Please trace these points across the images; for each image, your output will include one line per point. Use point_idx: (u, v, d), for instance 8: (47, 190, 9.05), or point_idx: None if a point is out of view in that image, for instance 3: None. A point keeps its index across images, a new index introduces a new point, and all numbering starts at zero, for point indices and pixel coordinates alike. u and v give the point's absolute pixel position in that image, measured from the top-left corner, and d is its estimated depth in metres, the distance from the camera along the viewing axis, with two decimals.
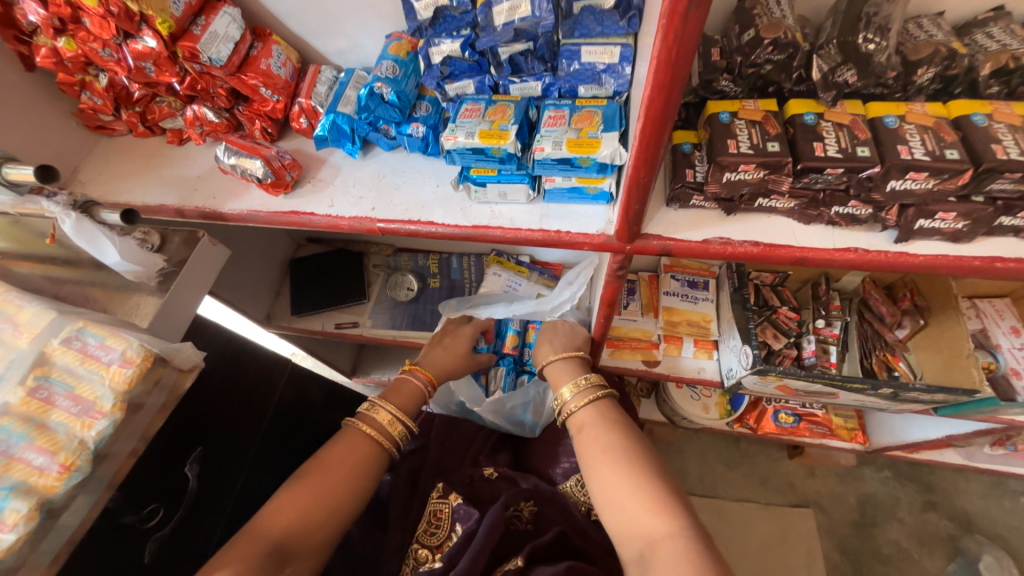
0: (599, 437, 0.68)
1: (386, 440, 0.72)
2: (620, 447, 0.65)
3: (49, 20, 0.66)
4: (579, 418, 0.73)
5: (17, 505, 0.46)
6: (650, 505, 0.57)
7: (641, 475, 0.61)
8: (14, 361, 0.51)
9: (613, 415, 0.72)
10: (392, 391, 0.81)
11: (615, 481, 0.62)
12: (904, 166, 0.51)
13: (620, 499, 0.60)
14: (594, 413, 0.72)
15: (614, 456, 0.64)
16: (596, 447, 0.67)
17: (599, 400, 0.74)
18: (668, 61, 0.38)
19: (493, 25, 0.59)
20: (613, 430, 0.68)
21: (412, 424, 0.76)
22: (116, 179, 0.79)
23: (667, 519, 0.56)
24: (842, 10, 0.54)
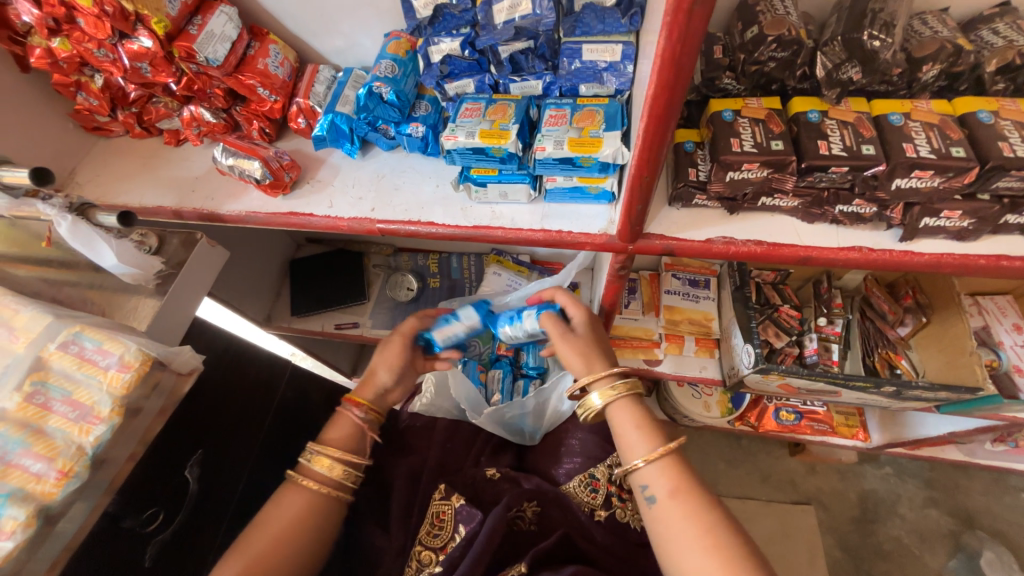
0: (694, 507, 0.55)
1: (325, 488, 0.67)
2: (727, 533, 0.53)
3: (42, 20, 0.65)
4: (658, 479, 0.59)
5: (14, 513, 0.46)
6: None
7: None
8: (10, 366, 0.51)
9: (697, 478, 0.59)
10: (331, 427, 0.73)
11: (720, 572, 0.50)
12: (910, 163, 0.50)
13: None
14: (681, 475, 0.58)
15: (723, 546, 0.51)
16: (696, 525, 0.53)
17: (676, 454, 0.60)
18: (673, 59, 0.37)
19: (493, 23, 0.58)
20: (708, 502, 0.56)
21: (339, 458, 0.69)
22: (114, 181, 0.78)
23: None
24: (846, 7, 0.53)
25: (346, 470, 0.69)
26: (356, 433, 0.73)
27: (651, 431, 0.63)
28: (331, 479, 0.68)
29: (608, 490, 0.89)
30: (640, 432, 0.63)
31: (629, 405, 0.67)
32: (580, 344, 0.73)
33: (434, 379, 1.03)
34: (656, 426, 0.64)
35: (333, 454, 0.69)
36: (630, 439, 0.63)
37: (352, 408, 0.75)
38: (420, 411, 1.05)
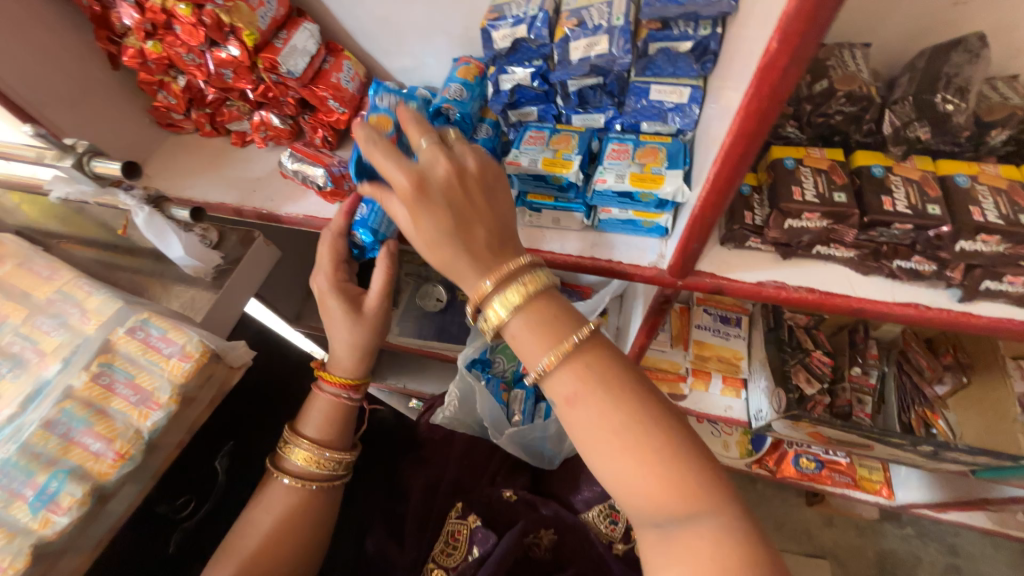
0: (598, 408, 0.44)
1: (303, 481, 0.70)
2: (637, 427, 0.43)
3: (141, 24, 0.70)
4: (557, 382, 0.46)
5: (72, 490, 0.47)
6: (681, 495, 0.41)
7: (672, 464, 0.42)
8: (80, 346, 0.54)
9: (608, 364, 0.46)
10: (310, 414, 0.73)
11: (629, 466, 0.43)
12: (976, 227, 0.51)
13: (642, 488, 0.42)
14: (583, 373, 0.45)
15: (632, 446, 0.43)
16: (601, 426, 0.44)
17: (581, 345, 0.46)
18: (756, 111, 0.38)
19: (568, 59, 0.59)
20: (617, 394, 0.44)
21: (309, 449, 0.70)
22: (179, 176, 0.82)
23: (703, 502, 0.41)
24: (919, 68, 0.55)
25: (324, 463, 0.71)
26: (335, 420, 0.73)
27: (552, 323, 0.47)
28: (313, 471, 0.71)
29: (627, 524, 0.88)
30: (539, 334, 0.47)
31: (541, 308, 0.48)
32: (438, 239, 0.48)
33: (459, 393, 1.02)
34: (565, 315, 0.48)
35: (305, 446, 0.70)
36: (526, 341, 0.47)
37: (338, 389, 0.72)
38: (441, 423, 1.02)
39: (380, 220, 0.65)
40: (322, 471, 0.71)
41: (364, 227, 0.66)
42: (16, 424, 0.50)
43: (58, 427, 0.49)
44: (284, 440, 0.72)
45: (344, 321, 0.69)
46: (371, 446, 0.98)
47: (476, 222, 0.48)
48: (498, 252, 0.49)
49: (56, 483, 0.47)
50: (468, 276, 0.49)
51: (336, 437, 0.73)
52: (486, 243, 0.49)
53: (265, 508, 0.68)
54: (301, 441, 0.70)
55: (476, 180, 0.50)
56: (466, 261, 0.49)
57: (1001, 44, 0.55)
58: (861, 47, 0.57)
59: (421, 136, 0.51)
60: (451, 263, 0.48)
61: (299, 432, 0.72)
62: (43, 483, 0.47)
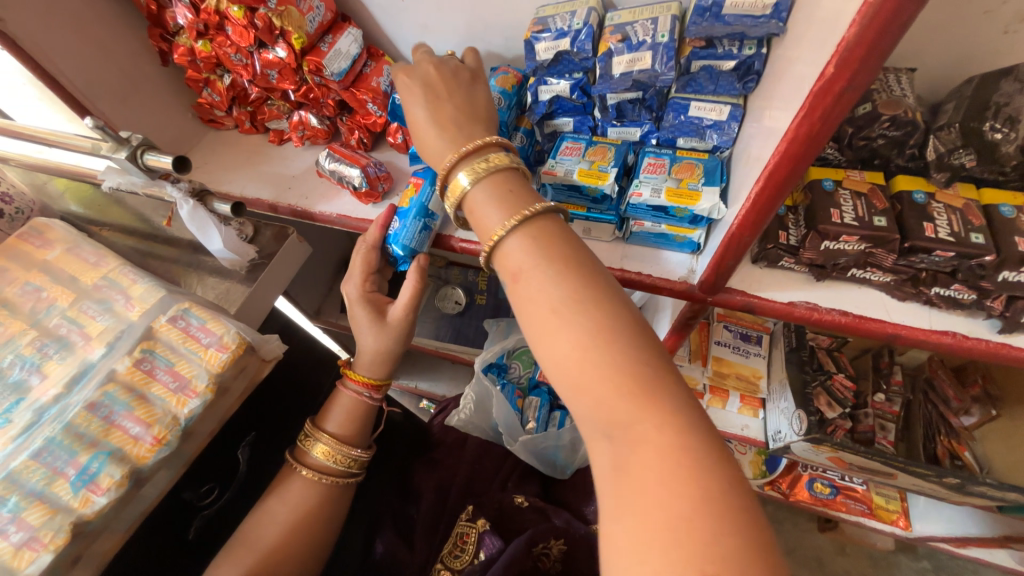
0: (542, 284, 0.42)
1: (319, 473, 0.70)
2: (574, 303, 0.40)
3: (195, 24, 0.72)
4: (509, 252, 0.45)
5: (111, 471, 0.49)
6: (617, 389, 0.37)
7: (609, 350, 0.38)
8: (124, 332, 0.55)
9: (561, 243, 0.44)
10: (333, 410, 0.74)
11: (567, 346, 0.39)
12: (1021, 258, 0.50)
13: (579, 377, 0.39)
14: (532, 243, 0.44)
15: (569, 324, 0.39)
16: (540, 301, 0.42)
17: (534, 220, 0.46)
18: (806, 134, 0.38)
19: (611, 74, 0.59)
20: (563, 273, 0.42)
21: (327, 441, 0.71)
22: (217, 171, 0.85)
23: (647, 407, 0.36)
24: (967, 96, 0.54)
25: (342, 458, 0.71)
26: (356, 419, 0.74)
27: (509, 196, 0.48)
28: (330, 466, 0.71)
29: None
30: (496, 204, 0.48)
31: (500, 185, 0.49)
32: (414, 113, 0.56)
33: (475, 396, 1.10)
34: (523, 193, 0.48)
35: (325, 440, 0.71)
36: (483, 212, 0.49)
37: (361, 389, 0.73)
38: (455, 426, 1.07)
39: (410, 233, 0.68)
40: (338, 467, 0.71)
41: (397, 242, 0.68)
42: (61, 404, 0.51)
43: (101, 410, 0.51)
44: (304, 433, 0.73)
45: (369, 329, 0.69)
46: (386, 444, 0.99)
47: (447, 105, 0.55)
48: (466, 132, 0.54)
49: (97, 464, 0.49)
50: (439, 153, 0.54)
51: (355, 435, 0.74)
52: (453, 117, 0.55)
53: (283, 498, 0.68)
54: (322, 433, 0.71)
55: (455, 77, 0.58)
56: (437, 137, 0.54)
57: None
58: (906, 73, 0.57)
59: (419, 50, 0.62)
60: (421, 132, 0.55)
61: (320, 427, 0.73)
62: (85, 464, 0.48)
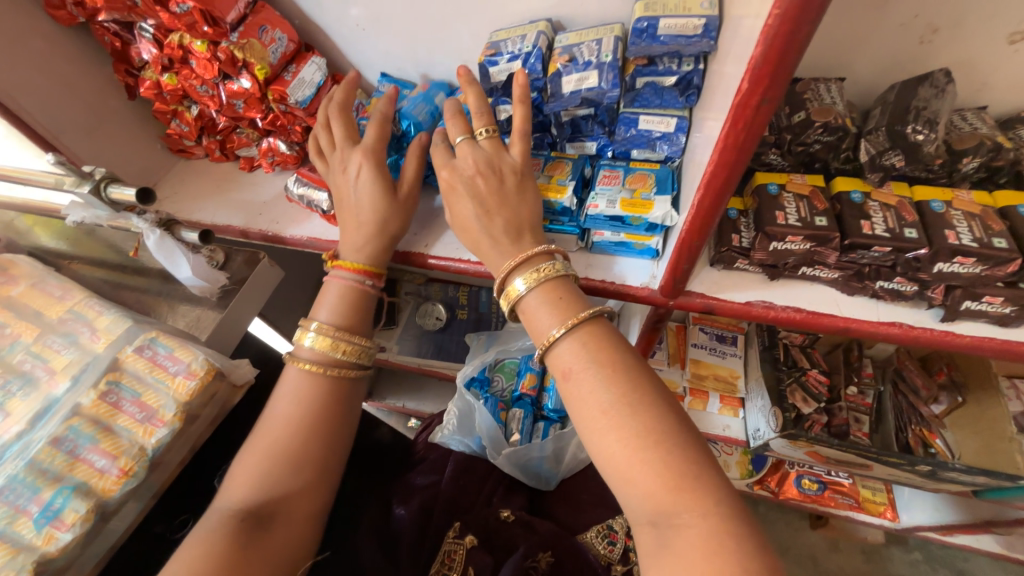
0: (594, 389, 0.45)
1: (320, 365, 0.61)
2: (624, 407, 0.44)
3: (159, 58, 0.74)
4: (560, 355, 0.49)
5: (77, 506, 0.48)
6: (664, 484, 0.41)
7: (659, 453, 0.41)
8: (89, 365, 0.55)
9: (608, 345, 0.48)
10: (326, 301, 0.65)
11: (617, 446, 0.43)
12: (952, 249, 0.52)
13: (629, 475, 0.42)
14: (585, 352, 0.47)
15: (618, 424, 0.43)
16: (590, 403, 0.45)
17: (584, 324, 0.49)
18: (735, 142, 0.40)
19: (561, 92, 0.62)
20: (614, 377, 0.45)
21: (326, 330, 0.62)
22: (188, 199, 0.85)
23: (690, 499, 0.40)
24: (891, 101, 0.58)
25: (346, 348, 0.62)
26: (354, 308, 0.65)
27: (561, 302, 0.50)
28: (327, 359, 0.62)
29: (625, 544, 0.87)
30: (551, 309, 0.50)
31: (550, 289, 0.51)
32: (467, 221, 0.56)
33: (458, 411, 1.11)
34: (572, 298, 0.51)
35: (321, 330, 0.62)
36: (535, 315, 0.51)
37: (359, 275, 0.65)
38: (439, 442, 1.05)
39: (416, 109, 0.73)
40: (345, 355, 0.62)
41: (407, 116, 0.72)
42: (24, 441, 0.51)
43: (64, 444, 0.51)
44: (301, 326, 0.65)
45: (376, 197, 0.65)
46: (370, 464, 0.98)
47: (499, 213, 0.55)
48: (518, 242, 0.55)
49: (61, 500, 0.48)
50: (492, 256, 0.55)
51: (352, 323, 0.64)
52: (505, 230, 0.55)
53: (289, 399, 0.60)
54: (315, 323, 0.62)
55: (505, 175, 0.57)
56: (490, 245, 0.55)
57: (968, 79, 0.59)
58: (836, 82, 0.61)
59: (460, 132, 0.60)
60: (475, 240, 0.56)
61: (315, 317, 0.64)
62: (48, 500, 0.48)
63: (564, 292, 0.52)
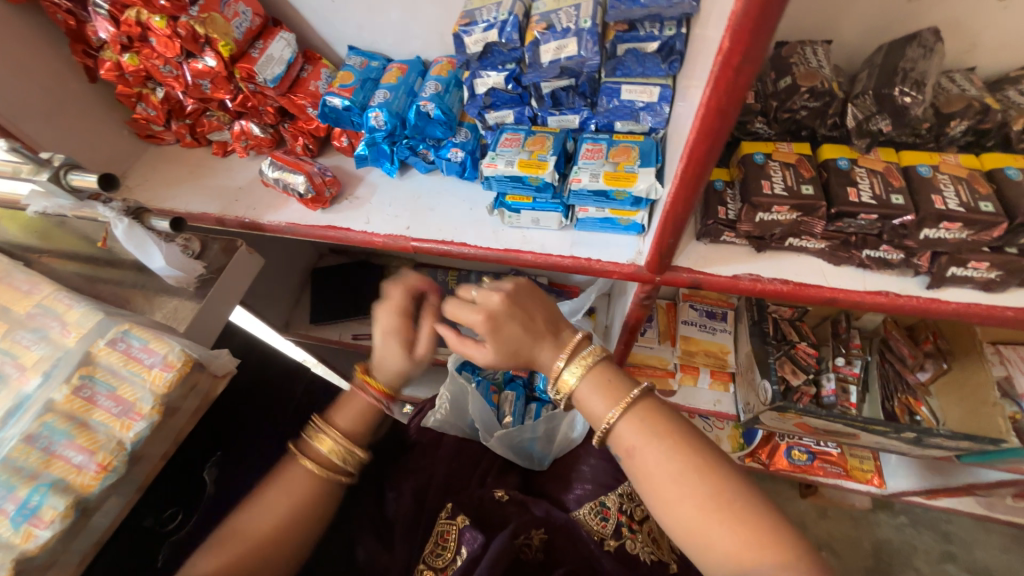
0: (662, 463, 0.51)
1: (326, 471, 0.61)
2: (694, 472, 0.49)
3: (117, 37, 0.70)
4: (624, 434, 0.54)
5: (54, 503, 0.47)
6: (745, 542, 0.45)
7: (733, 513, 0.47)
8: (61, 359, 0.53)
9: (661, 417, 0.54)
10: (344, 409, 0.66)
11: (695, 514, 0.48)
12: (939, 215, 0.52)
13: (712, 539, 0.47)
14: (645, 428, 0.53)
15: (693, 491, 0.48)
16: (662, 477, 0.50)
17: (637, 403, 0.55)
18: (717, 107, 0.39)
19: (539, 62, 0.60)
20: (674, 447, 0.51)
21: (355, 448, 0.63)
22: (160, 187, 0.82)
23: (768, 549, 0.45)
24: (878, 63, 0.57)
25: (350, 458, 0.63)
26: (368, 420, 0.66)
27: (611, 386, 0.57)
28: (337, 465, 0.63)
29: (619, 520, 0.87)
30: (604, 393, 0.56)
31: (598, 374, 0.58)
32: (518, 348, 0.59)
33: (449, 396, 1.09)
34: (621, 379, 0.57)
35: (338, 438, 0.63)
36: (589, 399, 0.57)
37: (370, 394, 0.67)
38: (432, 427, 1.04)
39: (396, 102, 0.71)
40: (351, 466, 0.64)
41: (384, 107, 0.69)
42: None
43: (39, 441, 0.49)
44: (315, 422, 0.65)
45: (400, 353, 0.66)
46: None
47: (536, 314, 0.61)
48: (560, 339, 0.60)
49: (38, 497, 0.47)
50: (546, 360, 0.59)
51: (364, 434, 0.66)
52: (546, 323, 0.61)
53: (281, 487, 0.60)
54: (333, 433, 0.63)
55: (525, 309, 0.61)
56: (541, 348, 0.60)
57: (957, 39, 0.57)
58: (822, 45, 0.59)
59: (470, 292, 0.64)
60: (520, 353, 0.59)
61: (330, 423, 0.65)
62: (24, 498, 0.47)
63: (610, 374, 0.58)
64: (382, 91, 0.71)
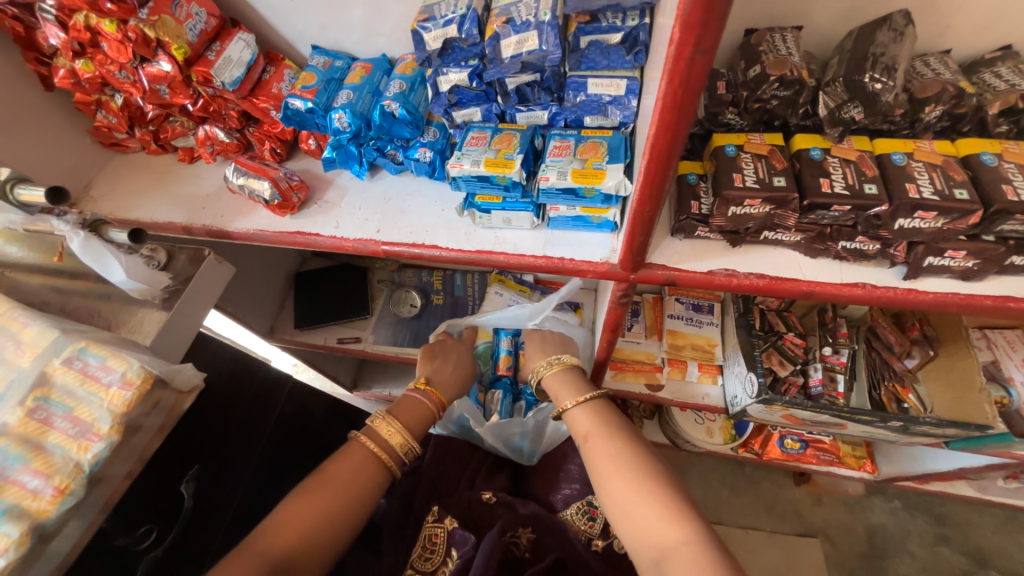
0: (604, 445, 0.64)
1: (389, 457, 0.69)
2: (627, 455, 0.62)
3: (68, 43, 0.67)
4: (580, 421, 0.70)
5: (8, 530, 0.46)
6: (659, 516, 0.54)
7: (653, 489, 0.57)
8: (15, 381, 0.51)
9: (609, 413, 0.70)
10: (405, 407, 0.78)
11: (622, 488, 0.59)
12: (913, 205, 0.50)
13: (631, 510, 0.56)
14: (595, 420, 0.69)
15: (619, 465, 0.61)
16: (602, 455, 0.64)
17: (591, 401, 0.72)
18: (674, 100, 0.37)
19: (501, 57, 0.58)
20: (616, 438, 0.65)
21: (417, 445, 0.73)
22: (126, 197, 0.80)
23: (678, 527, 0.52)
24: (848, 49, 0.55)
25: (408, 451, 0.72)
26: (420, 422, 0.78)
27: (575, 387, 0.76)
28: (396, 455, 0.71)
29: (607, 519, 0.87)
30: (568, 389, 0.76)
31: (565, 375, 0.79)
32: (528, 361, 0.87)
33: None
34: (584, 385, 0.77)
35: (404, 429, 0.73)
36: (556, 391, 0.77)
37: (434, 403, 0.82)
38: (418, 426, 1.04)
39: (361, 102, 0.69)
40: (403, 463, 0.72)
41: (348, 107, 0.67)
42: None
43: None
44: (380, 414, 0.74)
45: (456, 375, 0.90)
46: None
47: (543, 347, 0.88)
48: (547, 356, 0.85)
49: None
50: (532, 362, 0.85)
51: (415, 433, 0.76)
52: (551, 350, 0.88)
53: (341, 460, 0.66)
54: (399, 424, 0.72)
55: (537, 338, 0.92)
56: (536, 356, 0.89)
57: (930, 21, 0.55)
58: (791, 31, 0.57)
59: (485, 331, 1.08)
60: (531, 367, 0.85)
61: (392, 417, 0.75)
62: None
63: (581, 382, 0.78)
64: (345, 92, 0.69)
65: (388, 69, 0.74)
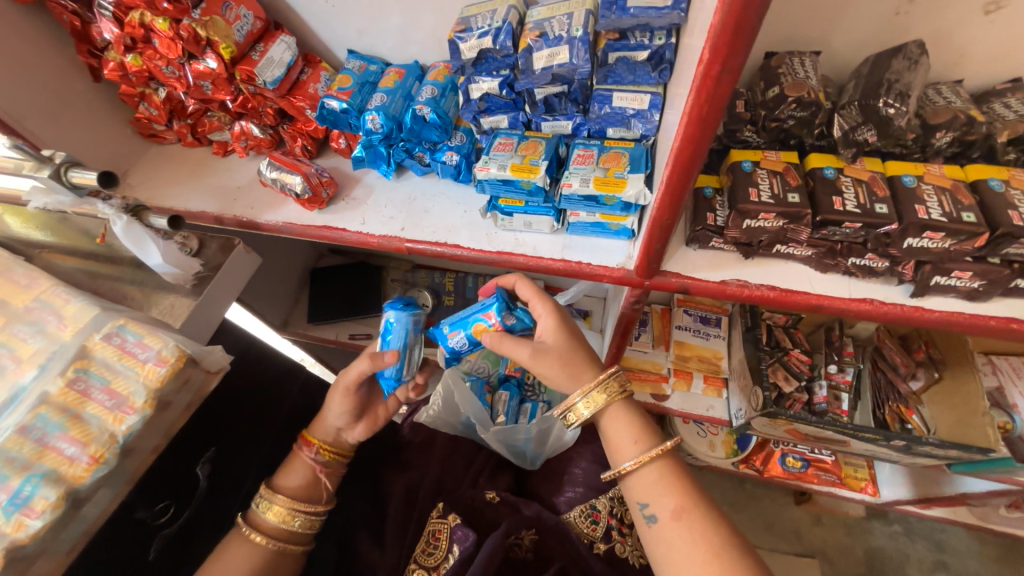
0: (703, 534, 0.54)
1: (274, 539, 0.73)
2: (728, 549, 0.53)
3: (121, 38, 0.71)
4: (664, 492, 0.59)
5: (46, 493, 0.48)
6: None
7: None
8: (55, 354, 0.54)
9: (687, 479, 0.60)
10: (287, 471, 0.80)
11: None
12: (921, 225, 0.52)
13: None
14: (682, 492, 0.58)
15: (725, 559, 0.52)
16: (699, 544, 0.54)
17: (665, 458, 0.61)
18: (698, 116, 0.40)
19: (532, 68, 0.62)
20: (709, 521, 0.55)
21: (308, 511, 0.76)
22: (162, 185, 0.83)
23: None
24: (865, 74, 0.58)
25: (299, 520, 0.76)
26: (308, 484, 0.80)
27: (642, 435, 0.63)
28: (283, 530, 0.75)
29: (609, 523, 0.88)
30: (635, 436, 0.63)
31: (622, 411, 0.66)
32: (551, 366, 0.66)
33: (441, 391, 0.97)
34: (651, 430, 0.64)
35: (284, 503, 0.75)
36: (619, 436, 0.64)
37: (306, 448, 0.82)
38: (422, 422, 1.00)
39: (393, 105, 0.72)
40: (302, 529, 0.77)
41: (381, 109, 0.71)
42: None
43: (33, 432, 0.50)
44: (262, 492, 0.77)
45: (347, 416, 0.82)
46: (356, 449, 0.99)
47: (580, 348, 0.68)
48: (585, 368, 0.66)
49: (30, 487, 0.48)
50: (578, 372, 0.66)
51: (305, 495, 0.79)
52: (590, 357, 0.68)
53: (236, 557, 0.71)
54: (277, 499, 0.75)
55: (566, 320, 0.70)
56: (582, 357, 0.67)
57: (944, 51, 0.58)
58: (810, 56, 0.60)
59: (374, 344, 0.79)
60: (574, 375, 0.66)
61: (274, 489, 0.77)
62: (16, 488, 0.48)
63: (648, 427, 0.65)
64: (379, 94, 0.73)
65: (419, 75, 0.78)
